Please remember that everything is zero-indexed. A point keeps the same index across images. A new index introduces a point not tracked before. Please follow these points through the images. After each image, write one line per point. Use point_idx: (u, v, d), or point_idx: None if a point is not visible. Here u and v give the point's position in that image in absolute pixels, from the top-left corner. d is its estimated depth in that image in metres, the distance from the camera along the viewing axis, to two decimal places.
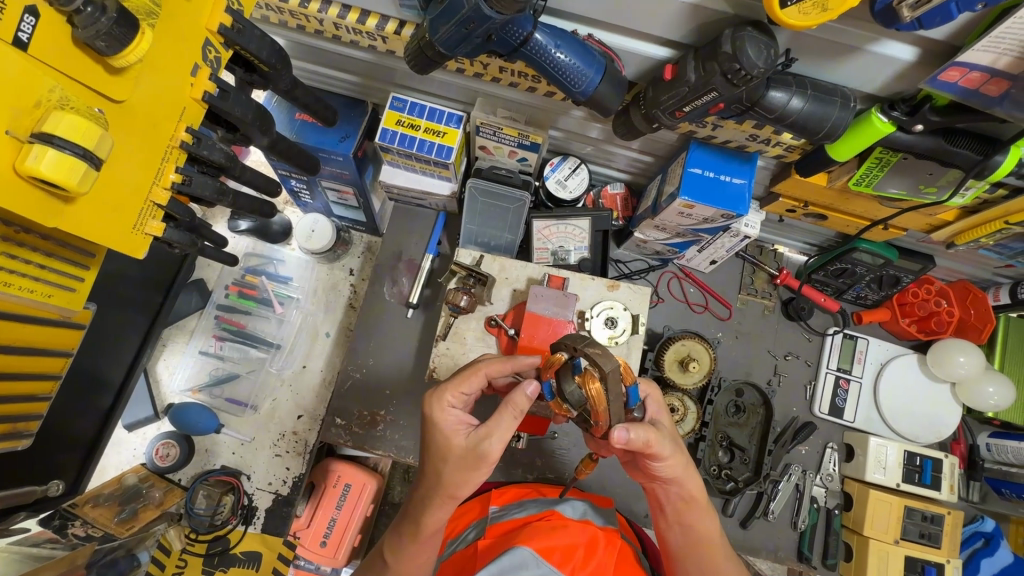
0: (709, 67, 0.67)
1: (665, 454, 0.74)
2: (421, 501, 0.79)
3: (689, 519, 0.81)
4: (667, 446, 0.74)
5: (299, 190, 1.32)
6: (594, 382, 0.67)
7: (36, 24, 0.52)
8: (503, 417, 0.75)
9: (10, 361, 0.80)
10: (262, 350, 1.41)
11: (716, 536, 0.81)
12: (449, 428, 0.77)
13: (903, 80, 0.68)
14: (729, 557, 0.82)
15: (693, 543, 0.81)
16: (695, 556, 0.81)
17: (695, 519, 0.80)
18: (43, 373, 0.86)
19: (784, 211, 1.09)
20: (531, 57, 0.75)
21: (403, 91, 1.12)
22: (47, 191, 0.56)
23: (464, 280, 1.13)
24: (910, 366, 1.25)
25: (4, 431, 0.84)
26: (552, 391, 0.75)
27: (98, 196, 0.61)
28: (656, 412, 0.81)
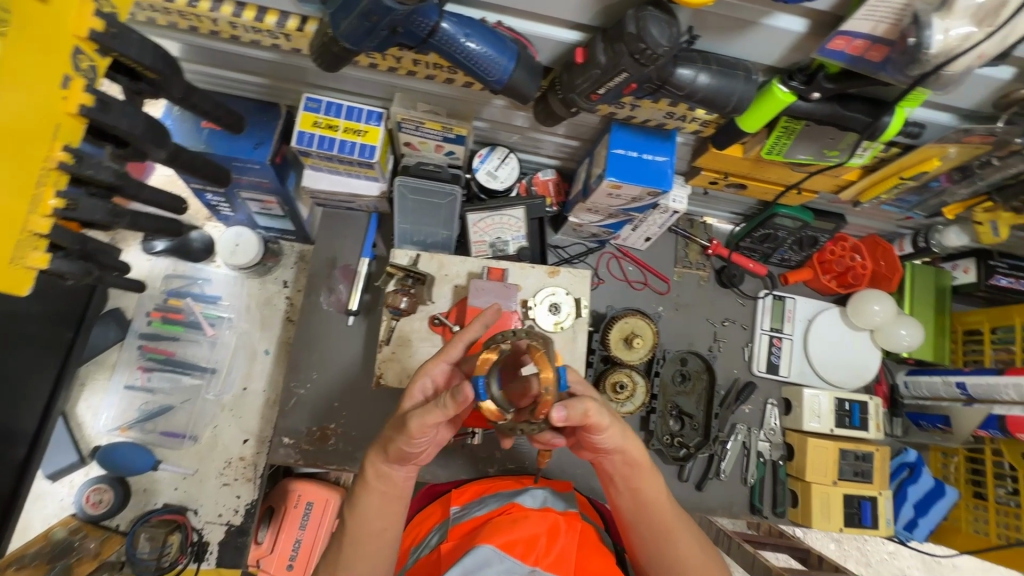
0: (617, 49, 0.67)
1: (605, 425, 0.73)
2: None
3: (636, 484, 0.83)
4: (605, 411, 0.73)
5: (218, 204, 1.26)
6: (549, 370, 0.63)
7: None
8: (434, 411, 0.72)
9: None
10: (196, 376, 1.32)
11: (663, 495, 0.83)
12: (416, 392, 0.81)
13: (798, 51, 0.72)
14: (678, 517, 0.84)
15: (642, 505, 0.83)
16: (647, 517, 0.83)
17: (640, 481, 0.83)
18: None
19: (708, 184, 1.13)
20: (440, 48, 0.74)
21: (316, 91, 1.06)
22: None
23: (402, 282, 1.10)
24: (834, 319, 1.34)
25: None
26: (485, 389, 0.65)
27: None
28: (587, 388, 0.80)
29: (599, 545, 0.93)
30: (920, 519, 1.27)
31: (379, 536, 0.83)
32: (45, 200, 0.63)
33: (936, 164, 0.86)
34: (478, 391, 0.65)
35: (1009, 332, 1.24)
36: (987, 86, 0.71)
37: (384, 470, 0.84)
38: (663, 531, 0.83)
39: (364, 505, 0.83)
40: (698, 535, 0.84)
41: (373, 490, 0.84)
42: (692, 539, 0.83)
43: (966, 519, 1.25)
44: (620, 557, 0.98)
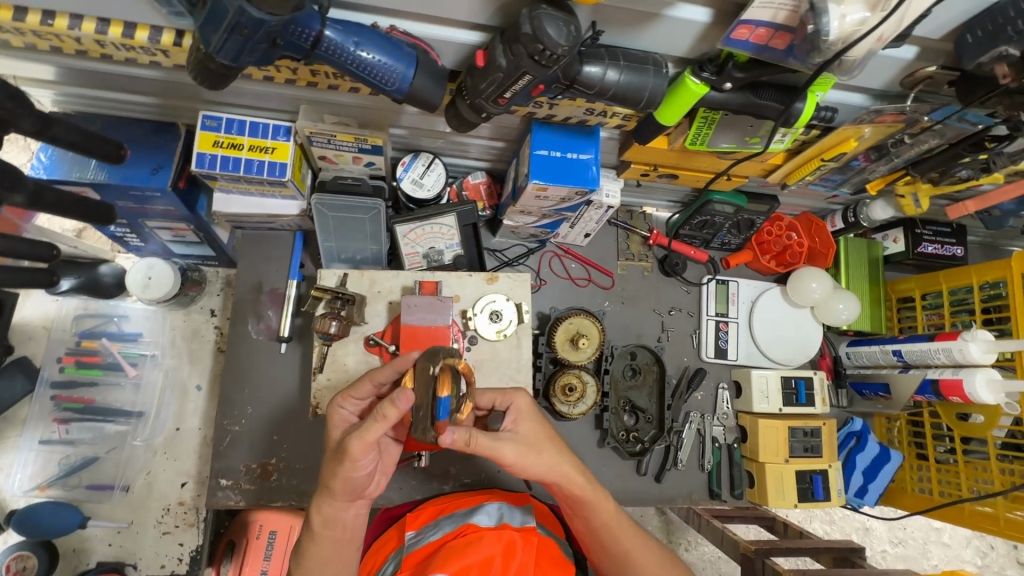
0: (516, 50, 0.63)
1: (507, 456, 0.78)
2: None
3: (590, 508, 0.82)
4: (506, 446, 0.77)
5: (125, 235, 1.16)
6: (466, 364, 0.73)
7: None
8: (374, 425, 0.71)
9: None
10: (121, 423, 1.22)
11: (616, 514, 0.84)
12: (338, 427, 0.83)
13: (706, 41, 0.69)
14: (635, 536, 0.84)
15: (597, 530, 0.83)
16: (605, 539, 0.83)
17: (593, 501, 0.83)
18: None
19: (640, 176, 1.11)
20: (328, 58, 0.68)
21: (215, 107, 0.98)
22: None
23: (331, 304, 1.03)
24: (775, 299, 1.35)
25: None
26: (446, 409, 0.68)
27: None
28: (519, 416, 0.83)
29: (557, 558, 0.89)
30: (870, 485, 1.29)
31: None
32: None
33: (853, 145, 0.86)
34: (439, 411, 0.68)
35: (938, 297, 1.28)
36: (893, 66, 0.71)
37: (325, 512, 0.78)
38: (622, 554, 0.82)
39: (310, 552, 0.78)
40: (658, 551, 0.84)
41: (319, 539, 0.79)
42: (651, 558, 0.83)
43: (911, 480, 1.29)
44: (581, 567, 0.95)
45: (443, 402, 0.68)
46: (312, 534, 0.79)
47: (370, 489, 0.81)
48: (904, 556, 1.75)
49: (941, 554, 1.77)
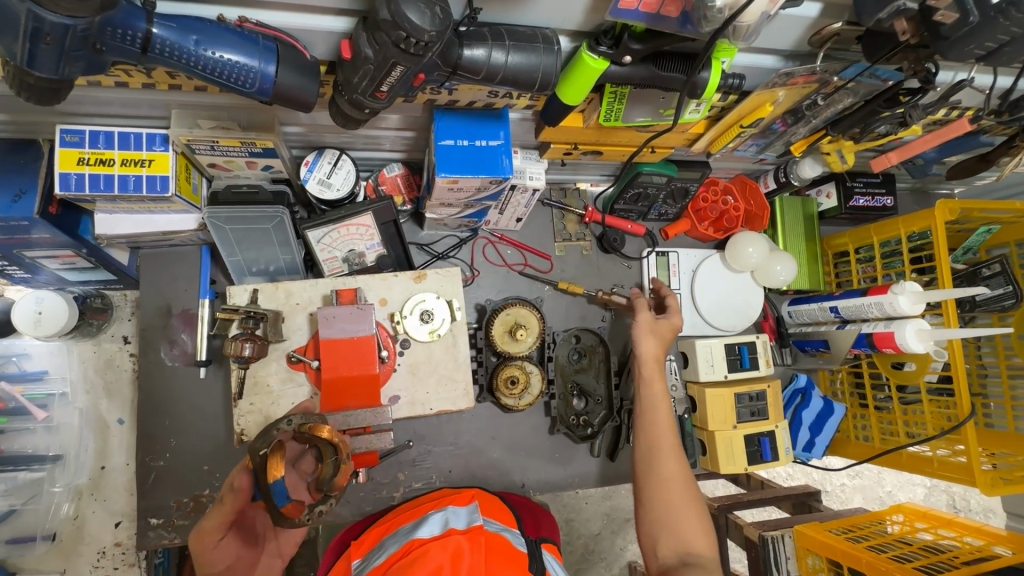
0: (379, 39, 0.55)
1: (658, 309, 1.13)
2: None
3: (664, 449, 0.90)
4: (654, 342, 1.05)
5: (5, 268, 1.04)
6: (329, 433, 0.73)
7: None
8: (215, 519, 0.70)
9: None
10: (35, 470, 1.12)
11: (682, 473, 0.87)
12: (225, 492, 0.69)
13: (597, 12, 0.63)
14: (688, 503, 0.84)
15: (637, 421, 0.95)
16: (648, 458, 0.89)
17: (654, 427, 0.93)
18: None
19: (563, 155, 1.05)
20: (167, 61, 0.59)
21: (75, 119, 0.86)
22: None
23: (244, 323, 0.93)
24: (716, 265, 1.34)
25: None
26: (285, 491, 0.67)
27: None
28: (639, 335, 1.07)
29: (509, 551, 0.85)
30: (817, 438, 1.32)
31: None
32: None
33: (769, 109, 0.83)
34: (278, 496, 0.67)
35: (870, 249, 1.29)
36: (797, 26, 0.66)
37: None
38: (670, 505, 0.84)
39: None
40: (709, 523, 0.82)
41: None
42: (701, 535, 0.80)
43: (854, 429, 1.33)
44: (536, 553, 0.90)
45: (277, 485, 0.67)
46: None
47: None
48: (861, 488, 1.84)
49: (893, 481, 1.87)
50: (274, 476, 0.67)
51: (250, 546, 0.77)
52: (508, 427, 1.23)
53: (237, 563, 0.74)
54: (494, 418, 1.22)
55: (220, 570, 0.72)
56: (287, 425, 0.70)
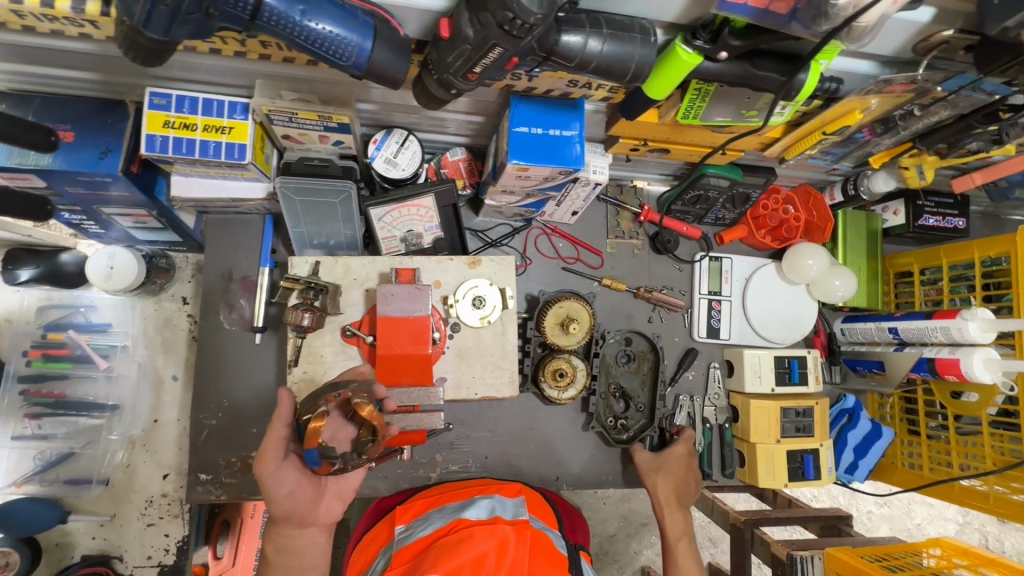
0: (483, 19, 0.55)
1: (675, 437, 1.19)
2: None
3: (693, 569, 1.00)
4: (673, 467, 1.15)
5: (81, 222, 1.09)
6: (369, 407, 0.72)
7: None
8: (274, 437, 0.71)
9: None
10: (95, 416, 1.17)
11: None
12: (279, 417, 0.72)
13: (699, 4, 0.61)
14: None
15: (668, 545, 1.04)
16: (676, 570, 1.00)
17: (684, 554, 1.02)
18: None
19: (629, 151, 1.03)
20: (272, 30, 0.60)
21: (164, 83, 0.88)
22: None
23: (303, 295, 0.98)
24: (770, 275, 1.31)
25: None
26: (318, 457, 0.71)
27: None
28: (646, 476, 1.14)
29: (552, 550, 0.87)
30: (861, 461, 1.28)
31: None
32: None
33: (858, 117, 0.80)
34: (309, 460, 0.71)
35: (937, 272, 1.24)
36: (906, 30, 0.64)
37: (285, 540, 0.72)
38: None
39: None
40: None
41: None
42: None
43: (901, 455, 1.28)
44: (574, 559, 0.93)
45: (310, 452, 0.70)
46: (264, 566, 0.72)
47: (317, 514, 0.74)
48: (889, 517, 1.78)
49: (923, 513, 1.80)
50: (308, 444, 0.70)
51: (310, 480, 0.74)
52: (545, 419, 1.23)
53: (298, 492, 0.73)
54: (532, 408, 1.22)
55: (283, 495, 0.71)
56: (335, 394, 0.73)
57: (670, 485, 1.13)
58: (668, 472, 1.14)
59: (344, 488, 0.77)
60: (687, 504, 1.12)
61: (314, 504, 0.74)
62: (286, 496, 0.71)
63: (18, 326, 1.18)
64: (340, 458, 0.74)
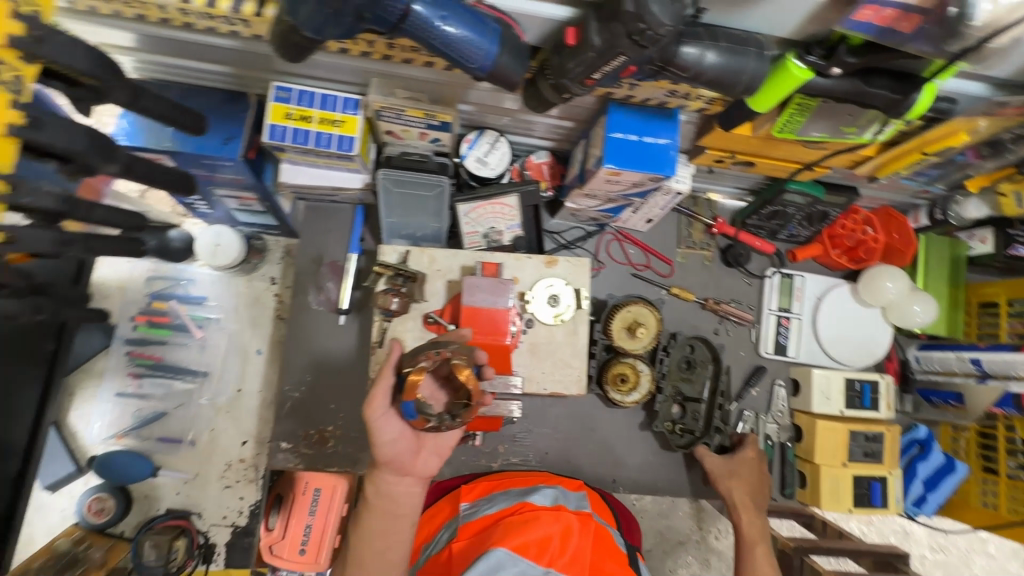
0: (613, 29, 0.59)
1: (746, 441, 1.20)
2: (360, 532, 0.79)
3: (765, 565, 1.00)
4: (745, 470, 1.15)
5: (194, 202, 1.17)
6: (466, 369, 0.76)
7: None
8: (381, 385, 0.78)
9: None
10: (188, 381, 1.29)
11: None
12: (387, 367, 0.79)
13: (818, 21, 0.64)
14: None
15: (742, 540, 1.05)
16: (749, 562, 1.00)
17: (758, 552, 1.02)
18: None
19: (714, 162, 1.05)
20: (414, 33, 0.65)
21: (287, 78, 0.96)
22: None
23: (392, 281, 1.04)
24: (845, 296, 1.28)
25: None
26: (416, 410, 0.77)
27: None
28: (719, 478, 1.14)
29: (614, 547, 0.89)
30: (931, 495, 1.25)
31: (381, 555, 0.78)
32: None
33: (964, 139, 0.79)
34: (408, 412, 0.77)
35: None
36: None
37: (384, 484, 0.79)
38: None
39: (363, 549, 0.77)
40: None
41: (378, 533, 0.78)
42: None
43: (975, 493, 1.22)
44: (632, 558, 0.95)
45: (408, 404, 0.76)
46: (366, 502, 0.80)
47: (416, 465, 0.79)
48: None
49: None
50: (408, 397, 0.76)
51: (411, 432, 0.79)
52: (605, 421, 1.25)
53: (401, 440, 0.79)
54: (593, 409, 1.25)
55: (386, 440, 0.77)
56: (436, 353, 0.78)
57: (743, 486, 1.13)
58: (740, 473, 1.15)
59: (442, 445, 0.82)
60: (763, 507, 1.11)
61: (412, 456, 0.79)
62: (390, 441, 0.78)
63: (130, 292, 1.30)
64: (436, 417, 0.79)
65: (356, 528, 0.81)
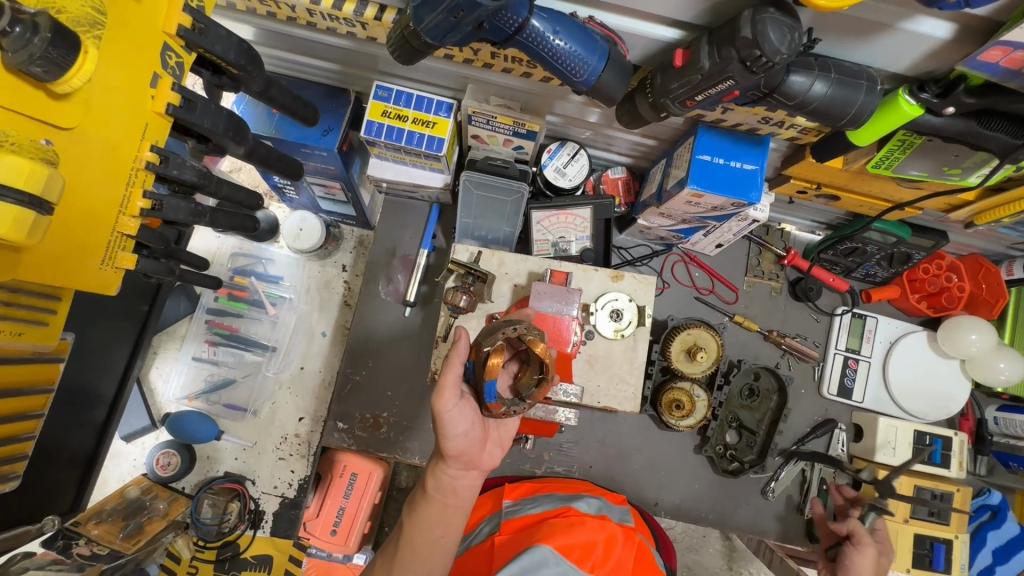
0: (725, 53, 0.60)
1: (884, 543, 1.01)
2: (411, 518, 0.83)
3: None
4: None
5: (284, 187, 1.23)
6: (541, 346, 0.80)
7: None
8: (451, 373, 0.78)
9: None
10: (257, 354, 1.36)
11: None
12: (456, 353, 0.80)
13: (937, 59, 0.63)
14: None
15: None
16: None
17: None
18: (19, 389, 0.79)
19: (796, 193, 1.03)
20: (526, 45, 0.68)
21: (387, 78, 1.02)
22: (26, 204, 0.45)
23: (462, 279, 1.07)
24: (920, 343, 1.24)
25: (12, 455, 0.82)
26: (494, 389, 0.79)
27: (68, 214, 0.52)
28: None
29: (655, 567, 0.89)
30: (998, 566, 1.17)
31: (437, 544, 0.82)
32: (63, 312, 0.69)
33: None
34: (488, 393, 0.79)
35: None
36: None
37: (446, 479, 0.82)
38: None
39: (422, 528, 0.82)
40: None
41: (433, 511, 0.83)
42: None
43: None
44: None
45: (489, 383, 0.78)
46: (425, 493, 0.84)
47: (482, 458, 0.83)
48: None
49: None
50: (489, 376, 0.78)
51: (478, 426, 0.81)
52: (652, 442, 1.23)
53: (470, 431, 0.80)
54: (642, 429, 1.24)
55: (457, 432, 0.78)
56: (512, 332, 0.81)
57: None
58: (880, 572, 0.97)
59: (502, 436, 0.86)
60: None
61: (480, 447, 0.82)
62: (460, 434, 0.79)
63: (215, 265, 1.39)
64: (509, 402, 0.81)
65: (410, 514, 0.85)
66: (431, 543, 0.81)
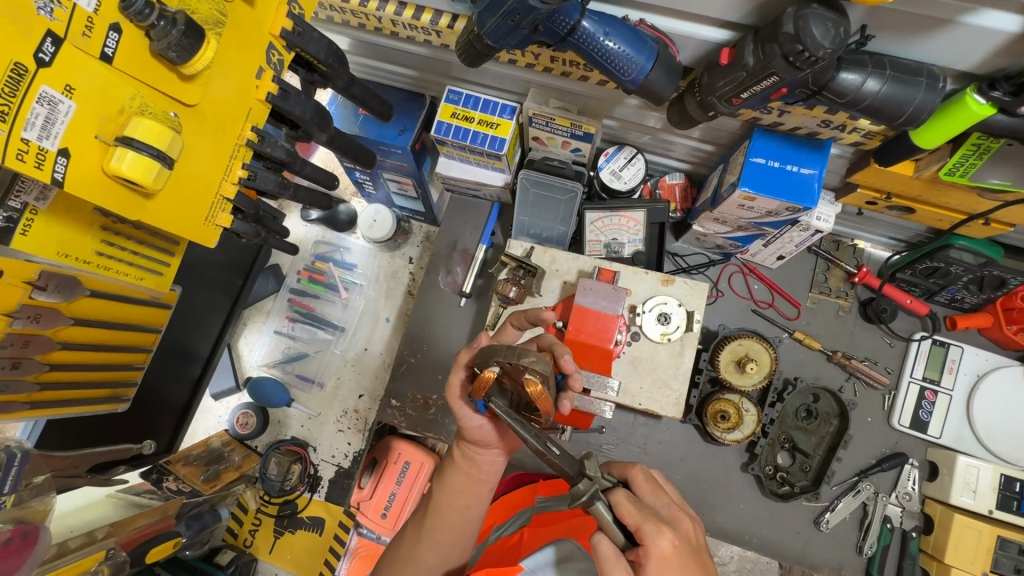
0: (769, 50, 0.62)
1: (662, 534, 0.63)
2: (443, 488, 0.88)
3: None
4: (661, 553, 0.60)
5: (364, 181, 1.36)
6: (536, 383, 0.68)
7: (58, 8, 0.51)
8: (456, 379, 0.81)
9: (114, 307, 0.90)
10: (329, 332, 1.50)
11: None
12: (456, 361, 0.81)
13: (1007, 55, 0.60)
14: None
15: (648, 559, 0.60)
16: None
17: None
18: (135, 327, 0.96)
19: (865, 204, 0.99)
20: (579, 46, 0.73)
21: (458, 83, 1.12)
22: (153, 157, 0.57)
23: (514, 272, 1.12)
24: (1013, 380, 1.12)
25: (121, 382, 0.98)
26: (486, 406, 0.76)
27: (183, 173, 0.64)
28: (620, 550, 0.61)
29: None
30: None
31: (461, 512, 0.86)
32: (173, 266, 0.84)
33: None
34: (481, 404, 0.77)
35: None
36: None
37: (472, 454, 0.87)
38: None
39: (453, 495, 0.86)
40: None
41: (459, 472, 0.88)
42: None
43: None
44: None
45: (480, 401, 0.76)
46: (453, 462, 0.89)
47: (501, 441, 0.86)
48: None
49: None
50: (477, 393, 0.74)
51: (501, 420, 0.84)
52: (697, 455, 1.20)
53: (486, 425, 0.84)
54: (687, 440, 1.21)
55: (473, 426, 0.83)
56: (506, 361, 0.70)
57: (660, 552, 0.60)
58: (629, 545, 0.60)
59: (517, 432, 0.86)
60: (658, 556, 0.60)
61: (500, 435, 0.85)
62: (476, 426, 0.84)
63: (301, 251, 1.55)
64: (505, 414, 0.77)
65: (440, 483, 0.90)
66: (453, 501, 0.86)
